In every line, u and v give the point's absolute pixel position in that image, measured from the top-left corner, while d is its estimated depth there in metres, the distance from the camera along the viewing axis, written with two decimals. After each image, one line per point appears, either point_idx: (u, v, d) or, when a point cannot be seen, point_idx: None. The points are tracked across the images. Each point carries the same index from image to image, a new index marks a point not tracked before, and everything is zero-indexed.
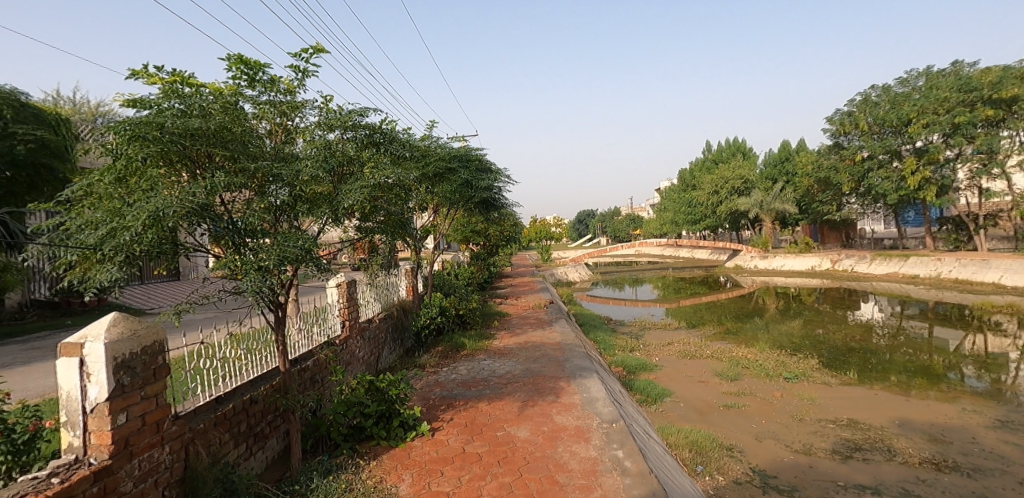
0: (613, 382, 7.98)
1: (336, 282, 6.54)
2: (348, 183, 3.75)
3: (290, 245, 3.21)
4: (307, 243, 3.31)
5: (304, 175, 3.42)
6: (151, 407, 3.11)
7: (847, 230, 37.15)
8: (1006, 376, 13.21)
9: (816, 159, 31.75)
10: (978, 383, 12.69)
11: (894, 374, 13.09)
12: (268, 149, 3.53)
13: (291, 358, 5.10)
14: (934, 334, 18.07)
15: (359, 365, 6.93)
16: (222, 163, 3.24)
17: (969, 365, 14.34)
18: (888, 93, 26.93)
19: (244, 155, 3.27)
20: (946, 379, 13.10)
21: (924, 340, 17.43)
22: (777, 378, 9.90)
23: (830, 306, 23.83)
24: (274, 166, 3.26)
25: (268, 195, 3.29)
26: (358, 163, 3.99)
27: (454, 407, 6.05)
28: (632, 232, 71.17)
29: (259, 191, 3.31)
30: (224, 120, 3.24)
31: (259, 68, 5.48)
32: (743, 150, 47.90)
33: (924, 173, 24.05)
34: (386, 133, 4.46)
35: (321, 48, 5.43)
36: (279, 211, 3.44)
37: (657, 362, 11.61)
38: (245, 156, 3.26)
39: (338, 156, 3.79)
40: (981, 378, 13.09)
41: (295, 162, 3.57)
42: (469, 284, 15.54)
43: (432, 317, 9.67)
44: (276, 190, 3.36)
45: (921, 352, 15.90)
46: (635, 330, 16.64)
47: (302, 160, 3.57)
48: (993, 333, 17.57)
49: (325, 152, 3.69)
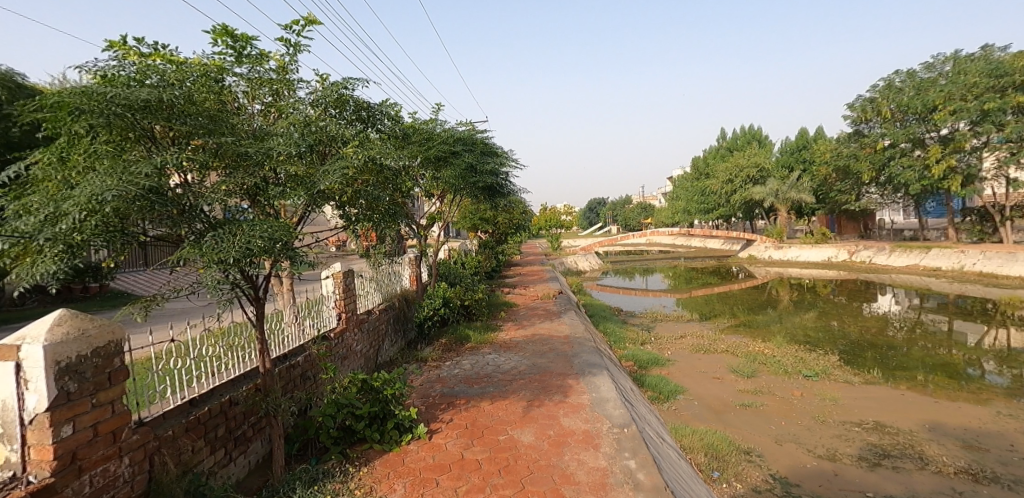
0: (624, 379, 7.58)
1: (331, 273, 6.20)
2: (329, 163, 3.32)
3: (255, 232, 2.77)
4: (277, 231, 2.87)
5: (276, 153, 2.99)
6: (106, 416, 2.79)
7: (865, 220, 36.12)
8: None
9: (835, 147, 30.73)
10: (1000, 380, 12.16)
11: (913, 370, 12.57)
12: (237, 125, 3.12)
13: (279, 353, 4.78)
14: (954, 329, 17.41)
15: (357, 359, 6.60)
16: (182, 140, 2.84)
17: (990, 360, 13.76)
18: (913, 79, 25.77)
19: (206, 131, 2.86)
20: (967, 376, 12.56)
21: (943, 334, 16.80)
22: (796, 376, 9.44)
23: (846, 298, 23.16)
24: (240, 143, 2.84)
25: (232, 176, 2.87)
26: (341, 141, 3.57)
27: (455, 406, 5.69)
28: (642, 221, 70.37)
29: (224, 173, 2.90)
30: (183, 91, 2.83)
31: (246, 41, 5.07)
32: (758, 137, 46.68)
33: (949, 162, 23.06)
34: (376, 109, 4.03)
35: (314, 20, 5.04)
36: (248, 195, 3.01)
37: (669, 356, 11.19)
38: (208, 132, 2.85)
39: (317, 132, 3.36)
40: (1003, 375, 12.55)
41: (268, 138, 3.15)
42: (476, 273, 15.19)
43: (435, 308, 9.20)
44: (243, 171, 2.93)
45: (940, 347, 15.31)
46: (646, 321, 16.24)
47: (276, 136, 3.14)
48: (1017, 328, 16.84)
49: (303, 128, 3.28)
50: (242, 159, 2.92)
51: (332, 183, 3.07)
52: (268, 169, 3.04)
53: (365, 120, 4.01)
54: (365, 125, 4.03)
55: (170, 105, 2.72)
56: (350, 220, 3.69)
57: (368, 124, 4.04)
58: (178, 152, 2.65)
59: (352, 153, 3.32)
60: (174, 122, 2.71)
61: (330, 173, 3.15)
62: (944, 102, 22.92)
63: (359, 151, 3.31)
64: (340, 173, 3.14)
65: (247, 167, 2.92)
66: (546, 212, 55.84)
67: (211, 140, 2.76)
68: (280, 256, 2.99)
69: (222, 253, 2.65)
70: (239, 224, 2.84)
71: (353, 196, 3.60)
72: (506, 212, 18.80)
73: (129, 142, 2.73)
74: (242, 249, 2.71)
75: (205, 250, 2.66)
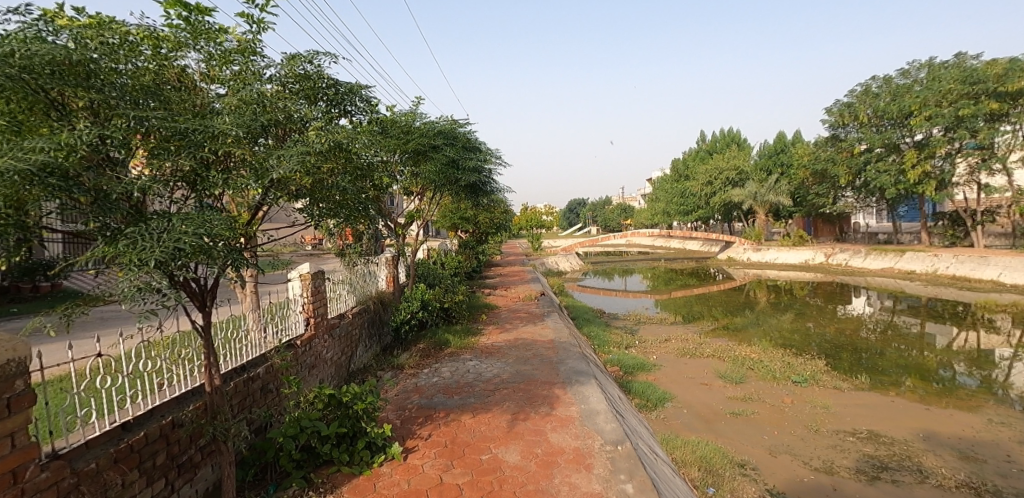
0: (612, 387, 7.22)
1: (298, 273, 5.67)
2: (286, 147, 2.74)
3: (189, 229, 2.17)
4: (218, 228, 2.28)
5: (220, 132, 2.41)
6: (5, 452, 2.25)
7: (841, 223, 36.78)
8: (999, 373, 12.81)
9: (813, 151, 31.10)
10: (971, 380, 12.30)
11: (892, 373, 12.62)
12: (175, 101, 2.55)
13: (234, 365, 4.24)
14: (926, 330, 17.65)
15: (326, 368, 6.08)
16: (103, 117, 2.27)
17: (962, 362, 13.93)
18: (890, 85, 26.21)
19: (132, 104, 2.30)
20: (940, 377, 12.66)
21: (917, 336, 16.99)
22: (784, 381, 9.27)
23: (823, 300, 23.44)
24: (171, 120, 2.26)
25: (161, 160, 2.28)
26: (302, 122, 3.00)
27: (433, 420, 5.23)
28: (623, 222, 70.91)
29: (154, 157, 2.32)
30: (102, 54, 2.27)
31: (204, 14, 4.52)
32: (738, 140, 47.19)
33: (925, 167, 23.64)
34: (345, 90, 3.47)
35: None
36: (185, 185, 2.42)
37: (655, 361, 10.93)
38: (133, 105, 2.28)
39: (273, 111, 2.78)
40: (973, 376, 12.70)
41: (212, 116, 2.57)
42: (456, 273, 14.72)
43: (412, 311, 8.65)
44: (177, 154, 2.34)
45: (914, 348, 15.48)
46: (630, 324, 16.02)
47: (222, 113, 2.57)
48: (986, 330, 17.15)
49: (257, 108, 2.71)
50: (175, 139, 2.34)
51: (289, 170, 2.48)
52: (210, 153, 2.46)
53: (336, 104, 3.46)
54: (334, 110, 3.49)
55: (85, 70, 2.16)
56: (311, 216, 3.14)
57: (339, 111, 3.50)
58: (89, 126, 2.07)
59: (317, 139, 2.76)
60: (86, 89, 2.14)
61: (286, 157, 2.56)
62: (920, 108, 23.39)
63: (327, 136, 2.76)
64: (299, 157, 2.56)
65: (181, 148, 2.33)
66: (527, 211, 55.52)
67: (136, 115, 2.18)
68: (223, 261, 2.39)
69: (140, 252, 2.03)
70: (168, 217, 2.24)
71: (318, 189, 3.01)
72: (487, 211, 18.40)
73: (35, 114, 2.17)
74: (167, 249, 2.09)
75: (119, 250, 2.05)
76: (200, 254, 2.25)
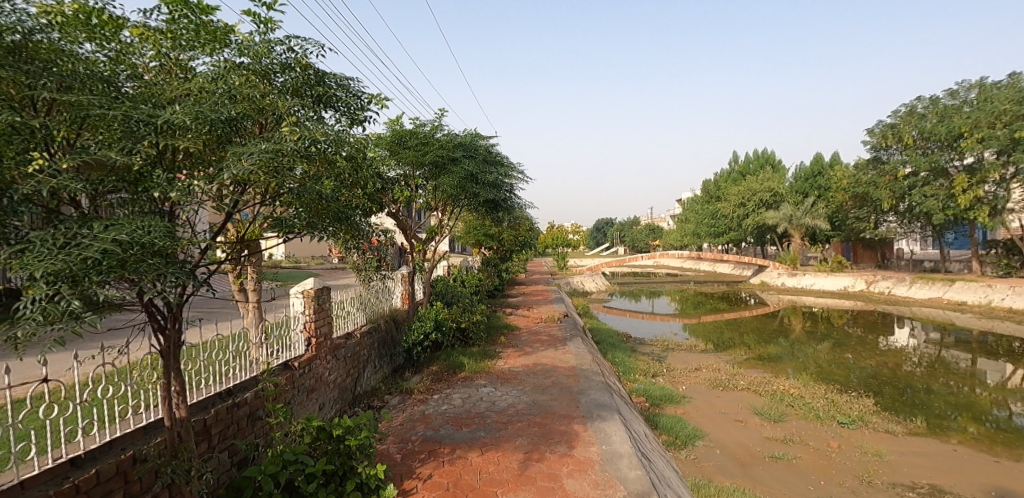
0: (637, 424, 6.57)
1: (301, 288, 5.38)
2: (251, 141, 2.26)
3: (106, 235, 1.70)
4: (149, 236, 1.81)
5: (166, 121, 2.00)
6: None
7: (883, 250, 34.94)
8: None
9: (852, 174, 29.74)
10: None
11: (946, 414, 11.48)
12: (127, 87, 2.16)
13: (219, 390, 3.90)
14: (979, 366, 16.24)
15: (327, 392, 5.67)
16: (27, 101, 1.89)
17: (1019, 401, 12.66)
18: (936, 105, 24.89)
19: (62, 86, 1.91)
20: (995, 418, 11.50)
21: (968, 371, 15.63)
22: (829, 422, 8.42)
23: (863, 330, 22.01)
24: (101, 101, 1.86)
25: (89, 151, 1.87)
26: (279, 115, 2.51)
27: (437, 456, 4.74)
28: (650, 243, 69.64)
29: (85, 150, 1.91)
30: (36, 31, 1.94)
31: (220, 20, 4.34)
32: (771, 162, 45.82)
33: (976, 191, 22.07)
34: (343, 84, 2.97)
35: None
36: (124, 185, 1.99)
37: (684, 392, 10.17)
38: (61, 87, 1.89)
39: (241, 99, 2.33)
40: None
41: (167, 105, 2.16)
42: (476, 292, 14.27)
43: (426, 332, 8.14)
44: (112, 145, 1.93)
45: (964, 385, 14.16)
46: (657, 350, 15.18)
47: (176, 102, 2.15)
48: None
49: (222, 98, 2.30)
50: (112, 127, 1.94)
51: (245, 167, 2.08)
52: (157, 149, 2.07)
53: (322, 101, 2.91)
54: (328, 108, 2.98)
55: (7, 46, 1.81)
56: (284, 225, 2.67)
57: (327, 108, 2.94)
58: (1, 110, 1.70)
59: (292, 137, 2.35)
60: (1, 65, 1.76)
61: (246, 154, 2.14)
62: (971, 129, 22.05)
63: (302, 133, 2.33)
64: (261, 154, 2.15)
65: (119, 139, 1.93)
66: (553, 229, 54.97)
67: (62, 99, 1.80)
68: (160, 276, 1.89)
69: (37, 264, 1.56)
70: (92, 222, 1.80)
71: (294, 196, 2.57)
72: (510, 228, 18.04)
73: None
74: (79, 260, 1.63)
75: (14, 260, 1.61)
76: (124, 267, 1.77)
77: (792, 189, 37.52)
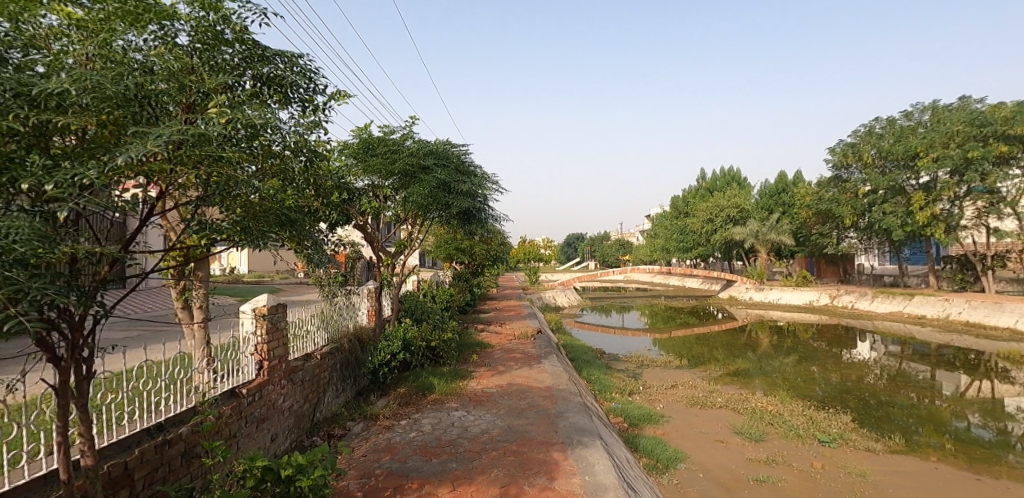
0: (619, 448, 6.21)
1: (253, 306, 4.84)
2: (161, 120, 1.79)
3: None
4: None
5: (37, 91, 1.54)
6: None
7: (845, 265, 36.10)
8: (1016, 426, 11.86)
9: (815, 191, 30.71)
10: (987, 433, 11.38)
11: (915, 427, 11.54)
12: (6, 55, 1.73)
13: (146, 425, 3.32)
14: (937, 377, 16.68)
15: (281, 421, 5.08)
16: None
17: (976, 412, 12.95)
18: (893, 126, 26.01)
19: None
20: (955, 428, 11.71)
21: (927, 382, 16.02)
22: (810, 440, 8.28)
23: (827, 343, 22.46)
24: None
25: None
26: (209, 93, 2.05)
27: (403, 494, 4.24)
28: (621, 258, 70.53)
29: None
30: None
31: None
32: (737, 180, 47.12)
33: (932, 209, 23.01)
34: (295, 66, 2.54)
35: None
36: None
37: (662, 411, 9.90)
38: None
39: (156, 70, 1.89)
40: (988, 428, 11.76)
41: (53, 75, 1.71)
42: (447, 307, 13.76)
43: (393, 352, 7.61)
44: None
45: (925, 396, 14.42)
46: (632, 367, 14.95)
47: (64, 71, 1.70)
48: (999, 379, 16.16)
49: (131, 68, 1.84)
50: None
51: (145, 150, 1.59)
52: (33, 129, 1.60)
53: (267, 85, 2.49)
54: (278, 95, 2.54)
55: None
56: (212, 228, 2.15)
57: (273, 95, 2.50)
58: None
59: (220, 118, 1.88)
60: None
61: (152, 135, 1.66)
62: (926, 149, 23.08)
63: (234, 112, 1.86)
64: (171, 135, 1.67)
65: None
66: (525, 244, 54.79)
67: None
68: None
69: None
70: None
71: (226, 192, 2.09)
72: (482, 242, 17.66)
73: None
74: None
75: None
76: None
77: (758, 206, 38.54)
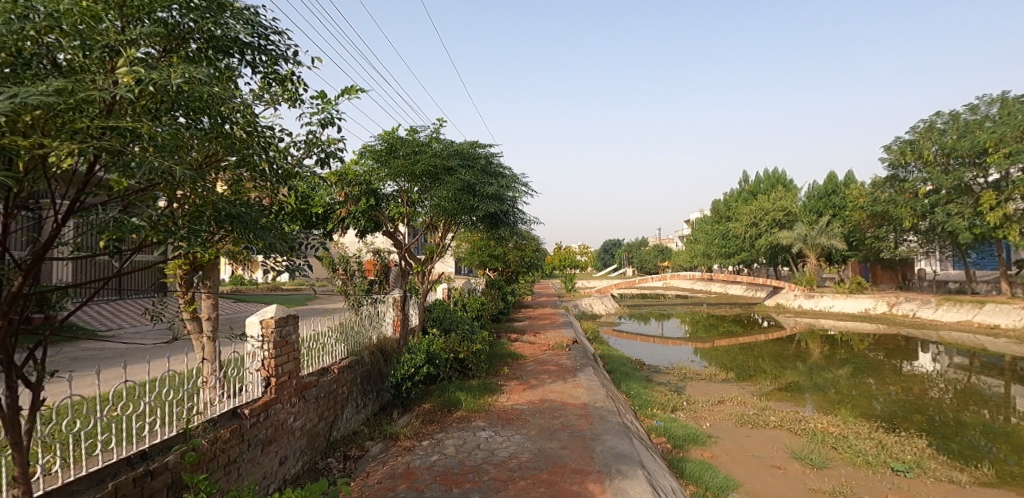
0: (665, 479, 5.50)
1: (260, 318, 4.52)
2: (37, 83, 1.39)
3: None
4: None
5: None
6: None
7: (903, 270, 33.64)
8: None
9: (869, 192, 28.72)
10: None
11: (999, 452, 10.17)
12: None
13: (128, 455, 3.02)
14: (1013, 392, 14.99)
15: (291, 442, 4.72)
16: None
17: None
18: (956, 121, 23.97)
19: None
20: None
21: (1004, 398, 14.38)
22: (882, 468, 7.31)
23: (885, 353, 20.77)
24: None
25: None
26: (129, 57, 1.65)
27: None
28: (659, 263, 68.77)
29: None
30: None
31: None
32: (783, 181, 44.95)
33: (1005, 209, 20.98)
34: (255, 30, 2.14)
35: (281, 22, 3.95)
36: None
37: (708, 430, 9.08)
38: None
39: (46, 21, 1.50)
40: None
41: None
42: (478, 316, 13.35)
43: (417, 365, 7.13)
44: None
45: (1000, 414, 12.90)
46: (673, 380, 14.09)
47: None
48: None
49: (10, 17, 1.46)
50: None
51: None
52: None
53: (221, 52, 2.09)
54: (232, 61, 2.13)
55: None
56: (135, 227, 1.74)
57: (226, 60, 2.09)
58: None
59: (127, 79, 1.45)
60: None
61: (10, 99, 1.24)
62: (996, 144, 21.11)
63: (140, 68, 1.41)
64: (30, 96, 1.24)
65: None
66: (559, 250, 54.03)
67: None
68: None
69: None
70: None
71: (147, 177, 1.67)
72: (515, 249, 17.27)
73: None
74: None
75: None
76: None
77: (806, 208, 36.50)
